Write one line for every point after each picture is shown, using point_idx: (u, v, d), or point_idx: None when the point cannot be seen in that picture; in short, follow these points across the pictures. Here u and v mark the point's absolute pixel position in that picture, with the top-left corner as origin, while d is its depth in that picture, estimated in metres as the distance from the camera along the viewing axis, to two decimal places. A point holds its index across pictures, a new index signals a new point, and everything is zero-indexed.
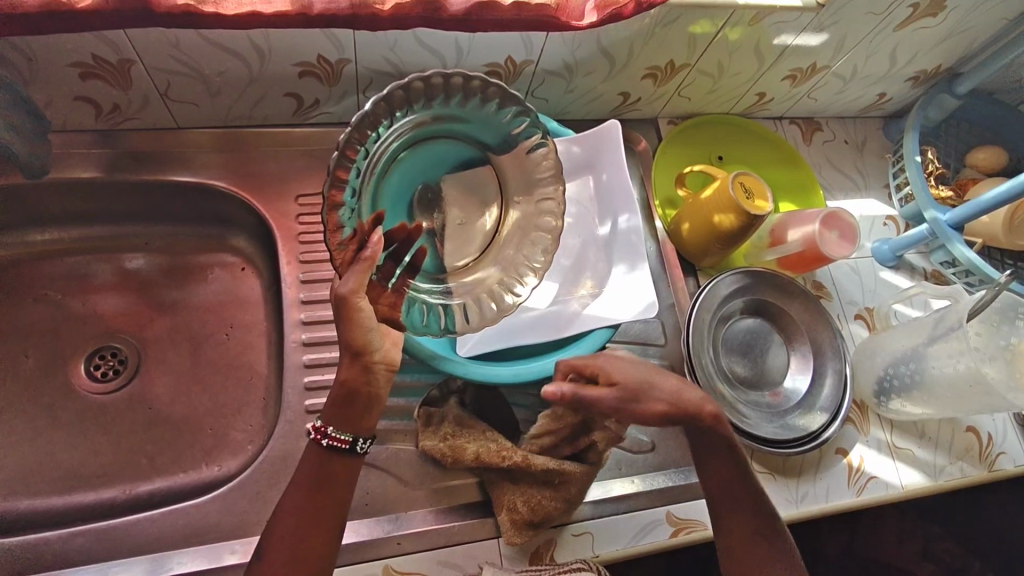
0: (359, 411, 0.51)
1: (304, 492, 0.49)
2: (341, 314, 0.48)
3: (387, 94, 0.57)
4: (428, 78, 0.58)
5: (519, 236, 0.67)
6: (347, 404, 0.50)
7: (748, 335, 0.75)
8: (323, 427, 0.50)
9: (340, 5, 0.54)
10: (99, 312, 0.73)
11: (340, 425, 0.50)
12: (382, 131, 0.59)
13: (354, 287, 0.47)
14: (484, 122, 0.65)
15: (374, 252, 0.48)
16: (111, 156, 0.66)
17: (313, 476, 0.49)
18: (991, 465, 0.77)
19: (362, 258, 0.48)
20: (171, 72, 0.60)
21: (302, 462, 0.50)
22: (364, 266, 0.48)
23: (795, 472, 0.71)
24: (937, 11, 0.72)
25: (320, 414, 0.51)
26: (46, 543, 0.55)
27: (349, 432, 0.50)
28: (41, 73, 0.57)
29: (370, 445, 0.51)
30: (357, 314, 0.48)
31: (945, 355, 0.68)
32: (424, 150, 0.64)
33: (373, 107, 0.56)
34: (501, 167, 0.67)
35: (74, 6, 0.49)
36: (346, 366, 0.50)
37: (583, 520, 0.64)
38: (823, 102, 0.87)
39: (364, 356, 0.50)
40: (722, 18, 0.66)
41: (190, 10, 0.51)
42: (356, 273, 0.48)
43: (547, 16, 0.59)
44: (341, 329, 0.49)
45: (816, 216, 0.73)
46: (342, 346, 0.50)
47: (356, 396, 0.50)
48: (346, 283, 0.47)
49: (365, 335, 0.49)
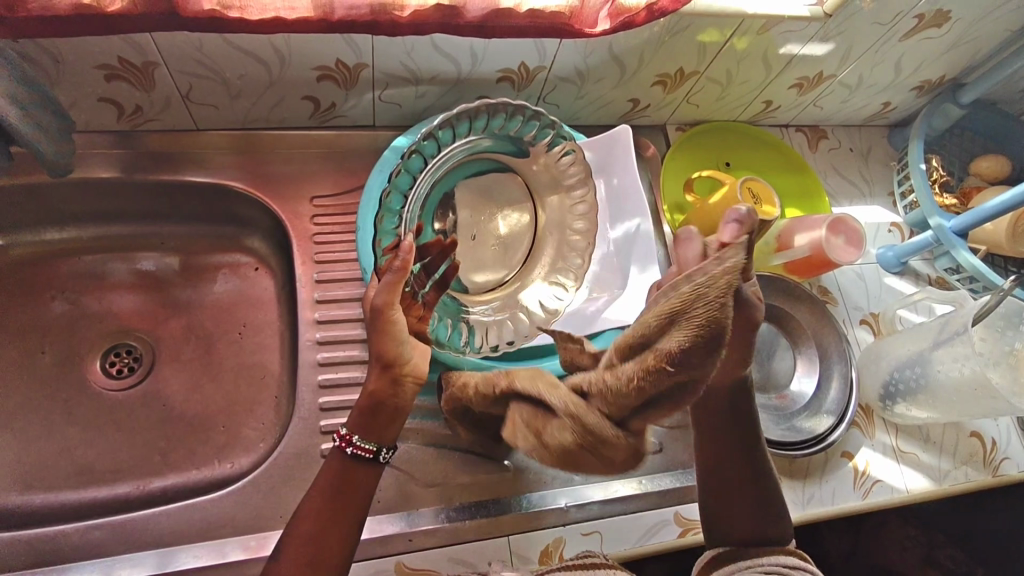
0: (383, 422, 0.51)
1: (327, 492, 0.49)
2: (376, 325, 0.50)
3: (456, 111, 0.62)
4: (496, 103, 0.63)
5: (554, 236, 0.70)
6: (374, 413, 0.51)
7: (754, 337, 0.76)
8: (347, 435, 0.51)
9: (360, 11, 0.55)
10: (114, 310, 0.74)
11: (364, 434, 0.51)
12: (444, 141, 0.64)
13: (387, 299, 0.49)
14: (511, 140, 0.68)
15: (404, 262, 0.48)
16: (130, 157, 0.68)
17: (336, 477, 0.50)
18: (994, 470, 0.77)
19: (393, 268, 0.49)
20: (193, 75, 0.62)
21: (325, 467, 0.51)
22: (395, 277, 0.49)
23: (801, 474, 0.71)
24: (942, 22, 0.73)
25: (346, 422, 0.52)
26: (64, 536, 0.56)
27: (373, 442, 0.51)
28: (67, 74, 0.58)
29: (392, 455, 0.52)
30: (391, 325, 0.50)
31: (950, 359, 0.69)
32: (457, 170, 0.67)
33: (427, 135, 0.62)
34: (526, 175, 0.70)
35: (105, 9, 0.50)
36: (375, 377, 0.51)
37: (592, 519, 0.65)
38: (829, 110, 0.88)
39: (393, 367, 0.51)
40: (731, 27, 0.68)
41: (215, 14, 0.52)
42: (389, 286, 0.49)
43: (561, 23, 0.60)
44: (375, 339, 0.51)
45: (823, 221, 0.74)
46: (374, 356, 0.51)
47: (382, 407, 0.51)
48: (381, 295, 0.49)
49: (398, 347, 0.51)
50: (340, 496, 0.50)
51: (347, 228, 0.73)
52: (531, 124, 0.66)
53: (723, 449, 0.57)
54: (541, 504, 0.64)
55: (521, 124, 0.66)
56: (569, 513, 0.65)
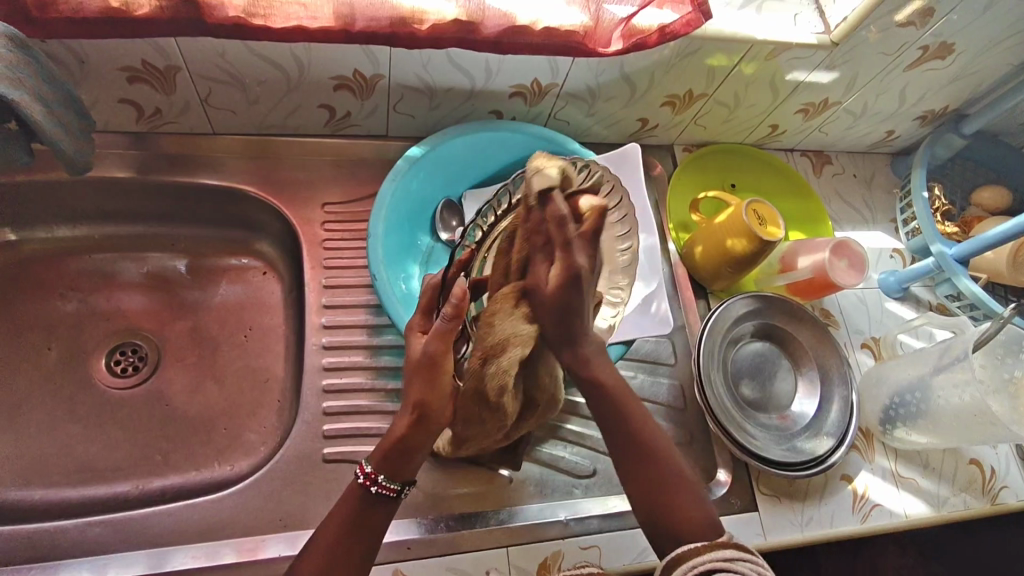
0: (409, 463, 0.49)
1: (345, 522, 0.49)
2: (415, 369, 0.49)
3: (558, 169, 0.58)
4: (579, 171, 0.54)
5: None
6: (401, 455, 0.49)
7: (756, 357, 0.76)
8: (372, 473, 0.49)
9: (380, 23, 0.57)
10: (122, 309, 0.74)
11: (389, 474, 0.49)
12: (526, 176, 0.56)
13: (438, 349, 0.48)
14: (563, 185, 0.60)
15: (451, 306, 0.46)
16: (146, 157, 0.69)
17: (358, 514, 0.49)
18: (993, 498, 0.77)
19: (446, 315, 0.47)
20: (213, 80, 0.63)
21: (343, 495, 0.50)
22: (447, 324, 0.47)
23: (800, 496, 0.72)
24: (946, 54, 0.75)
25: (368, 458, 0.50)
26: (63, 531, 0.56)
27: (397, 480, 0.49)
28: (90, 74, 0.60)
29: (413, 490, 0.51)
30: (437, 375, 0.49)
31: (950, 385, 0.70)
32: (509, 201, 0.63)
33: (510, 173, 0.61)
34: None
35: (133, 14, 0.52)
36: (406, 422, 0.49)
37: (591, 534, 0.65)
38: (834, 136, 0.89)
39: (428, 417, 0.49)
40: (738, 52, 0.69)
41: (240, 22, 0.54)
42: (441, 338, 0.48)
43: (575, 42, 0.62)
44: (412, 382, 0.49)
45: (825, 244, 0.75)
46: (407, 401, 0.49)
47: (410, 450, 0.49)
48: (433, 343, 0.48)
49: (439, 397, 0.49)
50: (356, 527, 0.48)
51: (356, 235, 0.74)
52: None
53: (650, 447, 0.51)
54: (541, 517, 0.65)
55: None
56: (568, 526, 0.65)
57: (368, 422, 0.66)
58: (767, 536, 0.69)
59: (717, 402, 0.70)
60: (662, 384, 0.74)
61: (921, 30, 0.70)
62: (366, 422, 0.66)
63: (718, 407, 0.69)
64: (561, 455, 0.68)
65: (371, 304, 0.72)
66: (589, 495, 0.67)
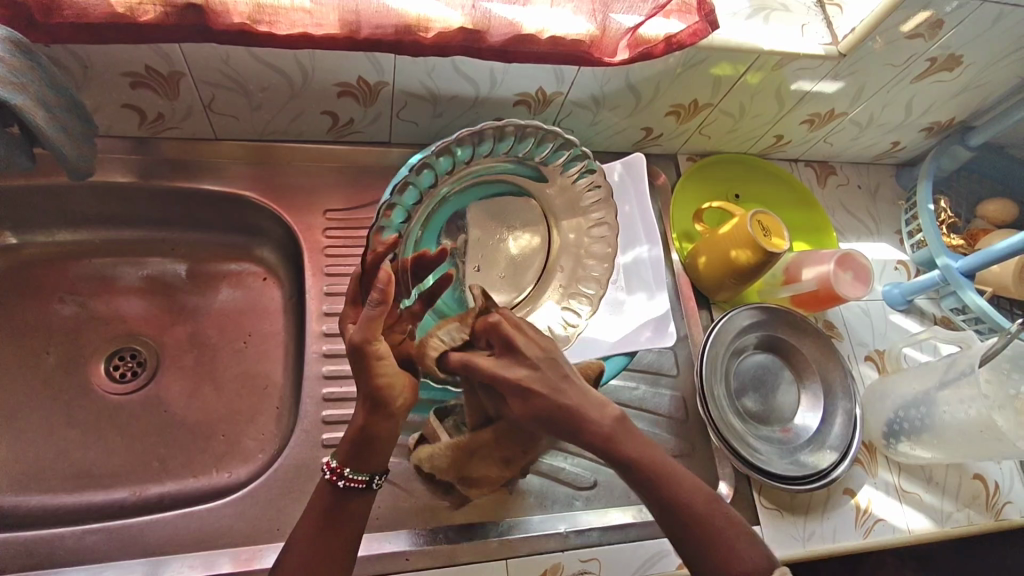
0: (374, 452, 0.49)
1: (315, 521, 0.48)
2: (356, 360, 0.48)
3: (484, 129, 0.57)
4: (522, 125, 0.58)
5: (571, 265, 0.65)
6: (366, 445, 0.49)
7: (758, 369, 0.76)
8: (339, 467, 0.49)
9: (385, 30, 0.56)
10: (121, 314, 0.74)
11: (356, 466, 0.48)
12: (475, 148, 0.59)
13: (367, 334, 0.47)
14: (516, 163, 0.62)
15: (382, 293, 0.45)
16: (147, 162, 0.69)
17: (329, 511, 0.48)
18: (997, 514, 0.77)
19: (372, 301, 0.46)
20: (217, 86, 0.63)
21: (315, 493, 0.49)
22: (375, 310, 0.46)
23: (803, 510, 0.71)
24: (954, 66, 0.74)
25: (335, 451, 0.50)
26: (60, 538, 0.55)
27: (365, 472, 0.49)
28: (93, 79, 0.59)
29: (385, 480, 0.50)
30: (377, 360, 0.48)
31: (956, 400, 0.69)
32: (465, 193, 0.62)
33: (423, 165, 0.56)
34: (545, 202, 0.65)
35: (137, 19, 0.52)
36: (361, 413, 0.49)
37: (590, 546, 0.64)
38: (838, 147, 0.89)
39: (384, 403, 0.48)
40: (745, 62, 0.69)
41: (245, 29, 0.54)
42: (368, 325, 0.47)
43: (582, 51, 0.62)
44: (360, 374, 0.48)
45: (830, 256, 0.75)
46: (360, 391, 0.49)
47: (372, 442, 0.49)
48: (360, 332, 0.47)
49: (388, 379, 0.48)
50: (325, 528, 0.48)
51: (357, 241, 0.73)
52: (545, 146, 0.61)
53: None
54: (541, 529, 0.64)
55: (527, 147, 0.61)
56: (568, 539, 0.64)
57: None
58: (770, 551, 0.68)
59: (720, 415, 0.69)
60: (664, 396, 0.73)
61: (929, 42, 0.70)
62: None
63: (720, 420, 0.69)
64: (561, 466, 0.68)
65: None
66: (589, 507, 0.67)
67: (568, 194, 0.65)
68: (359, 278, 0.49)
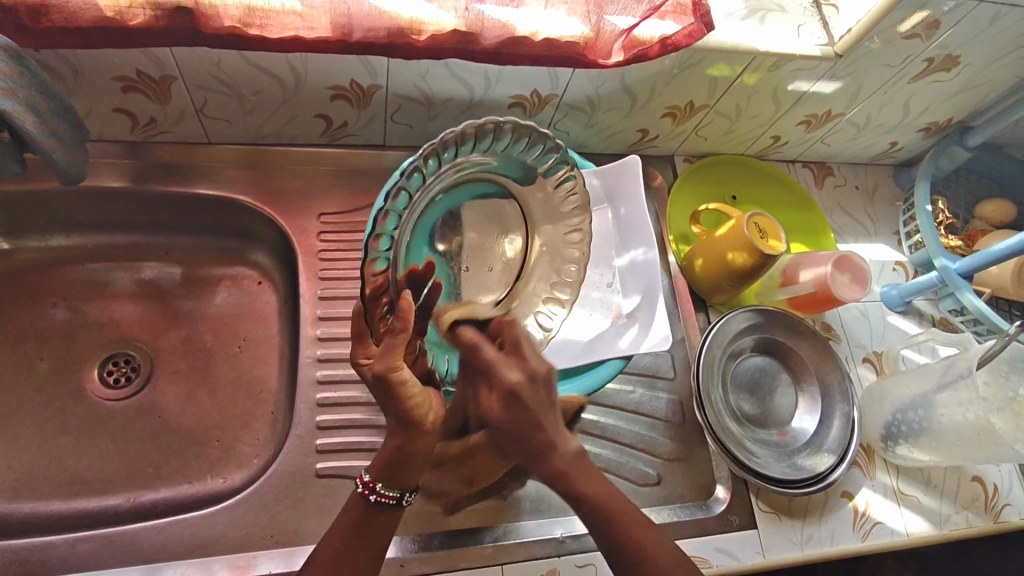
0: (410, 471, 0.48)
1: (346, 530, 0.48)
2: (381, 390, 0.45)
3: (461, 131, 0.53)
4: (501, 121, 0.55)
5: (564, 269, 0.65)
6: (400, 466, 0.47)
7: (755, 372, 0.75)
8: (370, 482, 0.48)
9: (378, 33, 0.56)
10: (115, 319, 0.73)
11: (388, 482, 0.48)
12: (464, 153, 0.56)
13: (391, 363, 0.44)
14: (507, 162, 0.60)
15: (404, 324, 0.43)
16: (140, 167, 0.68)
17: (359, 521, 0.48)
18: (996, 517, 0.76)
19: (394, 330, 0.43)
20: (209, 89, 0.62)
21: (347, 503, 0.49)
22: (397, 340, 0.43)
23: (801, 513, 0.71)
24: (951, 66, 0.74)
25: (368, 468, 0.49)
26: (52, 546, 0.55)
27: (396, 488, 0.48)
28: (84, 83, 0.59)
29: (415, 496, 0.49)
30: (403, 385, 0.45)
31: (954, 402, 0.69)
32: (456, 190, 0.59)
33: (398, 189, 0.50)
34: (526, 202, 0.64)
35: (127, 23, 0.51)
36: (394, 433, 0.47)
37: (587, 551, 0.64)
38: (836, 147, 0.89)
39: (415, 425, 0.47)
40: (741, 63, 0.68)
41: (236, 32, 0.53)
42: (392, 350, 0.44)
43: (576, 53, 0.61)
44: (387, 402, 0.46)
45: (827, 258, 0.74)
46: (390, 417, 0.47)
47: (407, 460, 0.47)
48: (382, 361, 0.44)
49: (415, 403, 0.46)
50: (352, 542, 0.47)
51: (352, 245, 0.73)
52: (524, 140, 0.58)
53: None
54: (537, 534, 0.64)
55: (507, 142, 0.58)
56: (564, 544, 0.64)
57: (362, 437, 0.66)
58: (767, 554, 0.68)
59: (717, 419, 0.69)
60: (661, 399, 0.73)
61: (927, 42, 0.70)
62: (359, 437, 0.66)
63: (717, 424, 0.68)
64: None
65: None
66: None
67: (546, 199, 0.63)
68: (364, 314, 0.48)
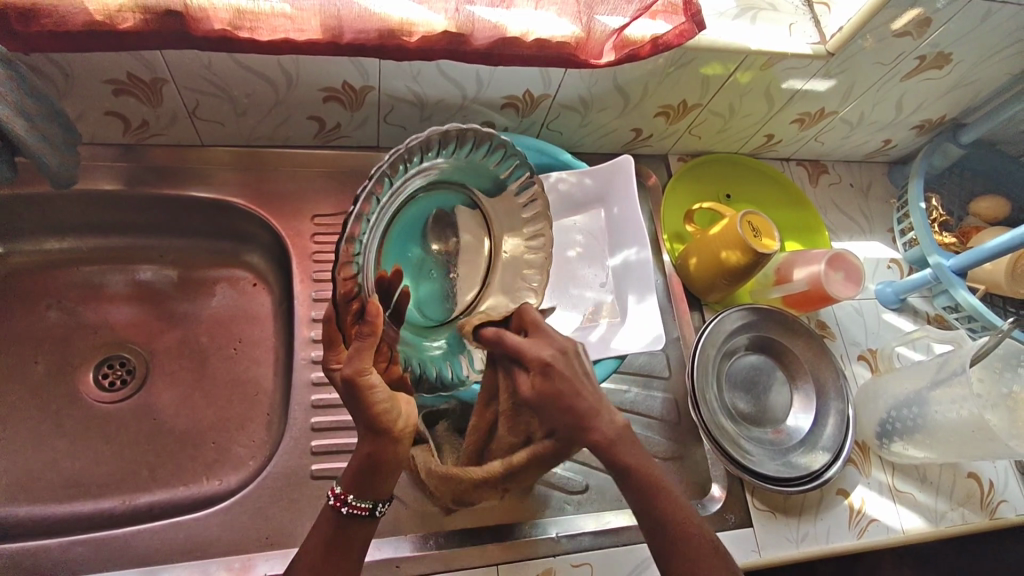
0: (380, 481, 0.47)
1: (324, 540, 0.47)
2: (349, 395, 0.45)
3: (428, 136, 0.50)
4: (479, 129, 0.53)
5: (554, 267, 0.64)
6: (371, 475, 0.47)
7: (750, 370, 0.75)
8: (342, 493, 0.47)
9: (369, 35, 0.56)
10: (110, 322, 0.73)
11: (359, 493, 0.47)
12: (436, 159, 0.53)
13: (360, 366, 0.44)
14: (478, 171, 0.59)
15: (373, 326, 0.43)
16: (134, 169, 0.68)
17: (334, 532, 0.48)
18: (992, 513, 0.77)
19: (363, 334, 0.43)
20: (201, 92, 0.62)
21: (321, 517, 0.49)
22: (366, 344, 0.43)
23: (796, 511, 0.71)
24: (943, 64, 0.74)
25: (340, 478, 0.48)
26: (46, 550, 0.55)
27: (369, 499, 0.48)
28: (75, 87, 0.59)
29: (390, 506, 0.49)
30: (371, 391, 0.45)
31: (947, 400, 0.69)
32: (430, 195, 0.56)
33: (369, 194, 0.47)
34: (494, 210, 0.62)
35: (117, 27, 0.51)
36: (364, 440, 0.47)
37: (582, 551, 0.64)
38: (830, 145, 0.89)
39: (386, 432, 0.46)
40: (734, 61, 0.68)
41: (226, 35, 0.53)
42: (361, 353, 0.44)
43: (568, 54, 0.61)
44: (355, 409, 0.46)
45: (821, 256, 0.74)
46: (359, 423, 0.46)
47: (377, 468, 0.47)
48: (351, 363, 0.44)
49: (384, 410, 0.46)
50: (336, 550, 0.47)
51: None
52: (497, 153, 0.57)
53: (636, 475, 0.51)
54: (532, 534, 0.64)
55: (484, 150, 0.56)
56: (559, 543, 0.64)
57: (357, 438, 0.66)
58: (762, 552, 0.68)
59: (711, 417, 0.69)
60: (656, 398, 0.73)
61: (919, 40, 0.70)
62: (354, 438, 0.66)
63: (712, 423, 0.69)
64: (553, 470, 0.67)
65: None
66: (581, 511, 0.67)
67: (513, 209, 0.62)
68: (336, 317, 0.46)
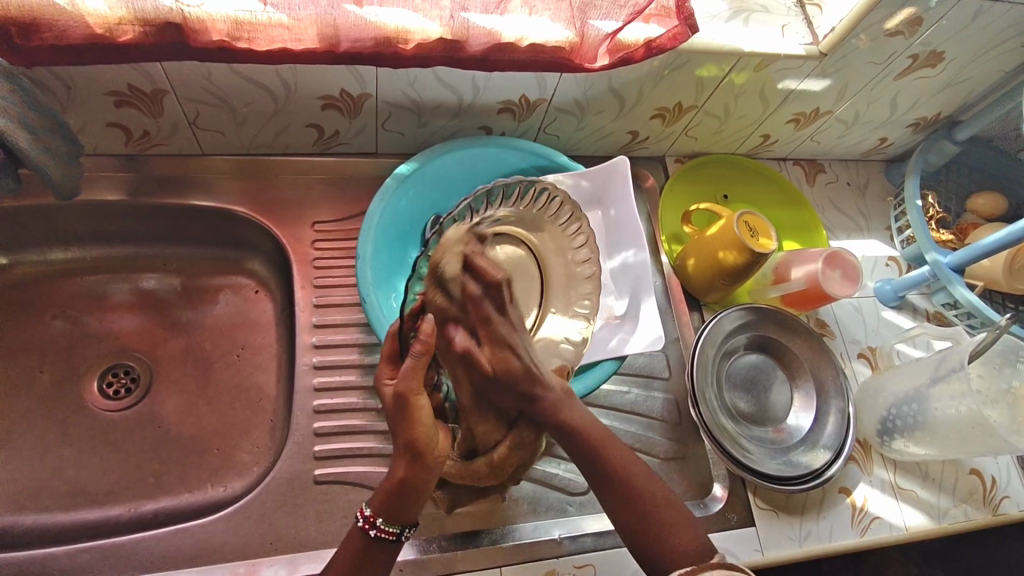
0: (412, 506, 0.46)
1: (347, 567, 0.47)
2: (397, 414, 0.46)
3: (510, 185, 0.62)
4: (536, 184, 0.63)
5: (560, 272, 0.65)
6: (403, 498, 0.46)
7: (750, 370, 0.76)
8: (370, 516, 0.47)
9: (364, 43, 0.57)
10: (113, 331, 0.74)
11: (388, 517, 0.46)
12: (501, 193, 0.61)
13: (410, 384, 0.45)
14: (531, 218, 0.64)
15: (426, 343, 0.45)
16: (135, 180, 0.69)
17: (357, 557, 0.47)
18: (995, 509, 0.77)
19: (414, 351, 0.45)
20: (202, 103, 0.63)
21: (346, 542, 0.48)
22: (417, 360, 0.45)
23: (798, 511, 0.71)
24: (936, 62, 0.74)
25: (368, 501, 0.47)
26: (53, 558, 0.56)
27: (397, 524, 0.47)
28: (78, 100, 0.60)
29: (414, 533, 0.48)
30: (418, 411, 0.46)
31: (947, 397, 0.69)
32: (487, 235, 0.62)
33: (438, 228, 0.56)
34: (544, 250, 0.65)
35: (117, 39, 0.52)
36: (401, 465, 0.46)
37: (586, 552, 0.64)
38: (826, 145, 0.89)
39: (424, 453, 0.46)
40: (728, 63, 0.69)
41: (223, 45, 0.54)
42: (413, 371, 0.45)
43: (562, 58, 0.62)
44: (398, 427, 0.46)
45: (818, 255, 0.75)
46: (400, 442, 0.46)
47: (409, 493, 0.46)
48: (403, 381, 0.45)
49: (425, 431, 0.46)
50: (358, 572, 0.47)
51: (346, 252, 0.74)
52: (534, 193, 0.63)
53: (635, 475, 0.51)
54: (534, 536, 0.64)
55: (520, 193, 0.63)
56: (562, 545, 0.64)
57: (359, 442, 0.66)
58: (765, 552, 0.68)
59: (711, 417, 0.69)
60: (656, 399, 0.73)
61: (910, 39, 0.70)
62: (356, 441, 0.66)
63: (712, 422, 0.69)
64: (555, 473, 0.68)
65: (362, 322, 0.72)
66: (583, 512, 0.67)
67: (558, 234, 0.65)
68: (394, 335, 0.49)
